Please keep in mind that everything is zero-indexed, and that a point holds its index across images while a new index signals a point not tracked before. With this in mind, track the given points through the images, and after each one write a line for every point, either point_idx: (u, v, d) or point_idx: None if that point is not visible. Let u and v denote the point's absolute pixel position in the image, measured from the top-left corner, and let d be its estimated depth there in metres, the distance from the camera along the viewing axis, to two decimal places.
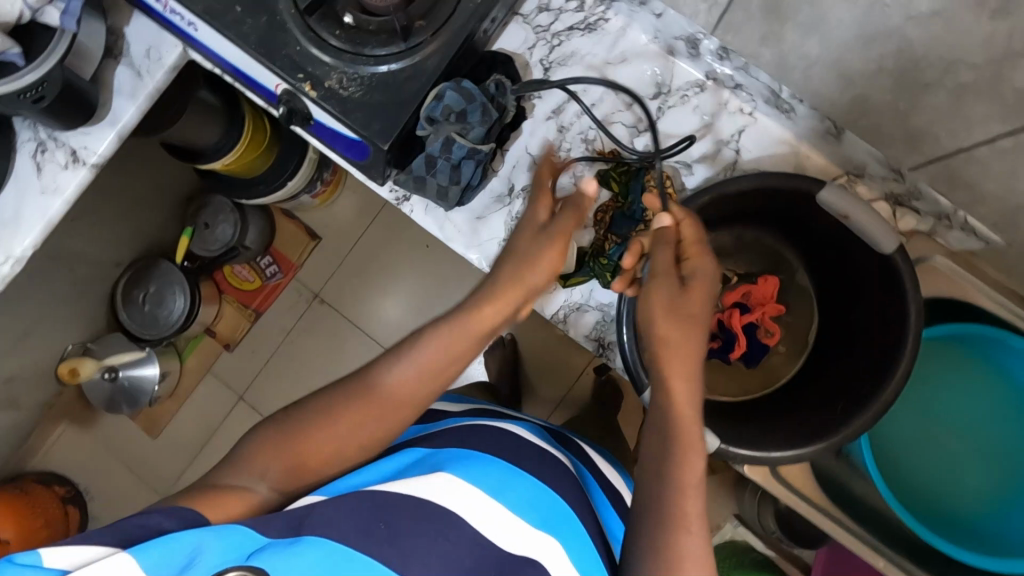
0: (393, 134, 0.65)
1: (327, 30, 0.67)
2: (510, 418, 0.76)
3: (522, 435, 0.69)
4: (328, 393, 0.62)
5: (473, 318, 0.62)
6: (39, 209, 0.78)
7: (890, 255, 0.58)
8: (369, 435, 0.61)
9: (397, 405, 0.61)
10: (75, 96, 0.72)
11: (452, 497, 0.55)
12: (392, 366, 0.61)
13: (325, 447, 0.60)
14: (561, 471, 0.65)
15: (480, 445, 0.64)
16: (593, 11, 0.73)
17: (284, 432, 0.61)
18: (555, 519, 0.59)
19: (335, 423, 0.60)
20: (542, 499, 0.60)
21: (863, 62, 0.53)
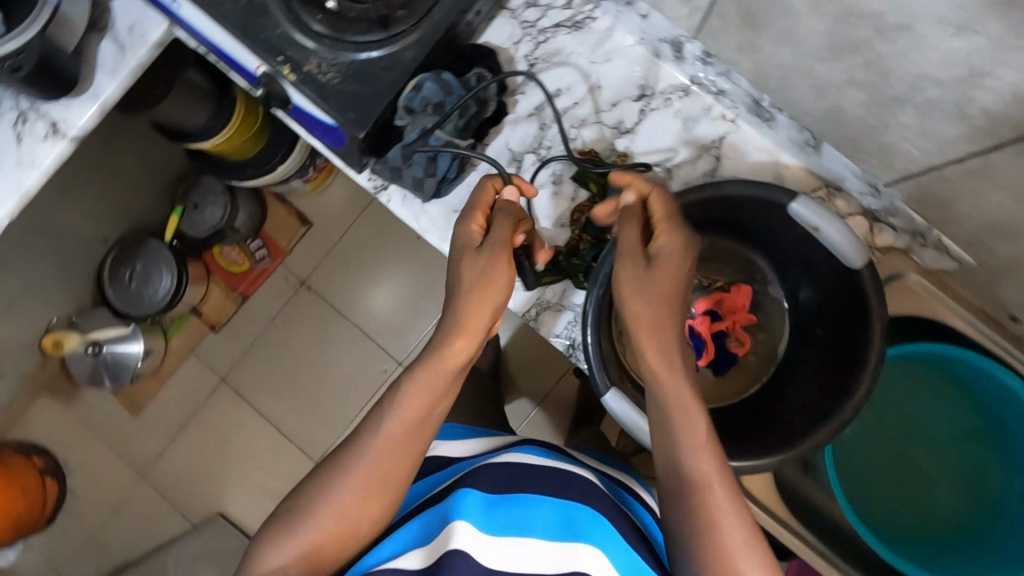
0: (369, 122, 0.64)
1: (309, 14, 0.66)
2: (510, 445, 0.76)
3: (527, 459, 0.70)
4: (323, 473, 0.60)
5: (450, 356, 0.59)
6: (16, 180, 0.77)
7: (858, 269, 0.58)
8: (381, 505, 0.60)
9: (396, 459, 0.59)
10: (56, 68, 0.72)
11: (480, 545, 0.57)
12: (380, 426, 0.59)
13: (342, 527, 0.58)
14: (589, 488, 0.66)
15: (484, 481, 0.64)
16: (581, 9, 0.73)
17: (295, 524, 0.58)
18: (583, 533, 0.61)
19: (341, 498, 0.58)
20: (566, 517, 0.62)
21: (834, 76, 0.52)
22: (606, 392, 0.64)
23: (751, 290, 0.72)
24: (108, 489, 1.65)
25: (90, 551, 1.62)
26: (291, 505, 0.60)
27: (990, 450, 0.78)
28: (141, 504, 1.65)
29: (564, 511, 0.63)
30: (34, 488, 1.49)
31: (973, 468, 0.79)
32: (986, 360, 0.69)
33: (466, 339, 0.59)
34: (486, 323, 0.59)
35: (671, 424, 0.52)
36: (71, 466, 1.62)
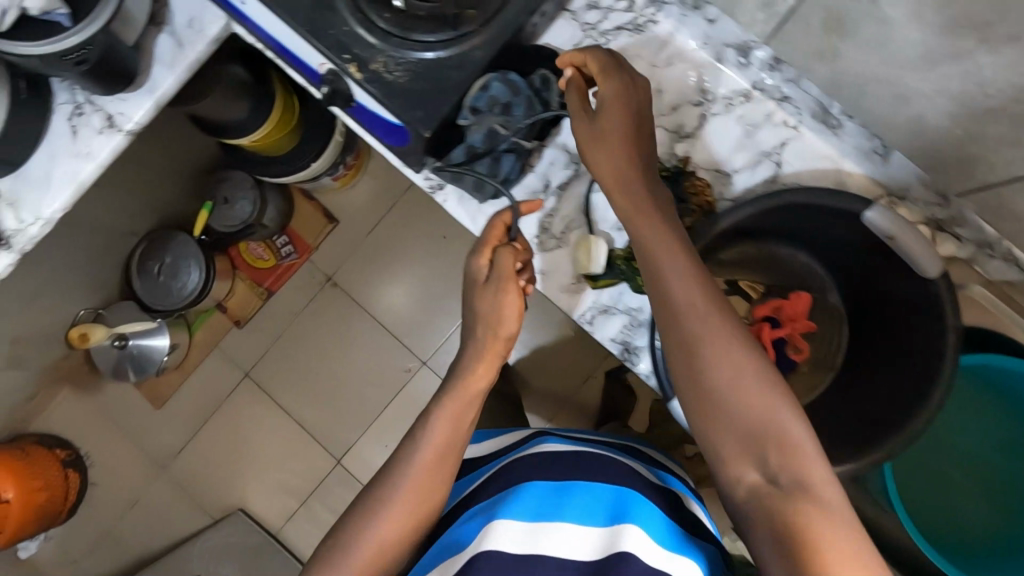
0: (435, 121, 0.64)
1: (376, 12, 0.66)
2: (537, 436, 0.80)
3: (555, 448, 0.74)
4: (364, 506, 0.66)
5: (474, 380, 0.68)
6: (71, 172, 0.78)
7: (931, 279, 0.58)
8: (425, 512, 0.66)
9: (431, 474, 0.66)
10: (118, 62, 0.72)
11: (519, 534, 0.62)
12: (414, 455, 0.66)
13: (389, 546, 0.64)
14: (621, 470, 0.71)
15: (516, 477, 0.69)
16: (642, 12, 0.72)
17: (345, 557, 0.63)
18: (622, 512, 0.64)
19: (387, 520, 0.64)
20: (602, 502, 0.66)
21: (924, 86, 0.52)
22: (672, 398, 0.64)
23: (809, 298, 0.70)
24: (128, 482, 1.64)
25: (109, 545, 1.61)
26: (336, 541, 0.65)
27: None
28: (161, 498, 1.65)
29: (599, 495, 0.66)
30: (57, 479, 1.49)
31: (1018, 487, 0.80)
32: None
33: (487, 364, 0.68)
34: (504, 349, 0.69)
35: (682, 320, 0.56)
36: (92, 458, 1.61)
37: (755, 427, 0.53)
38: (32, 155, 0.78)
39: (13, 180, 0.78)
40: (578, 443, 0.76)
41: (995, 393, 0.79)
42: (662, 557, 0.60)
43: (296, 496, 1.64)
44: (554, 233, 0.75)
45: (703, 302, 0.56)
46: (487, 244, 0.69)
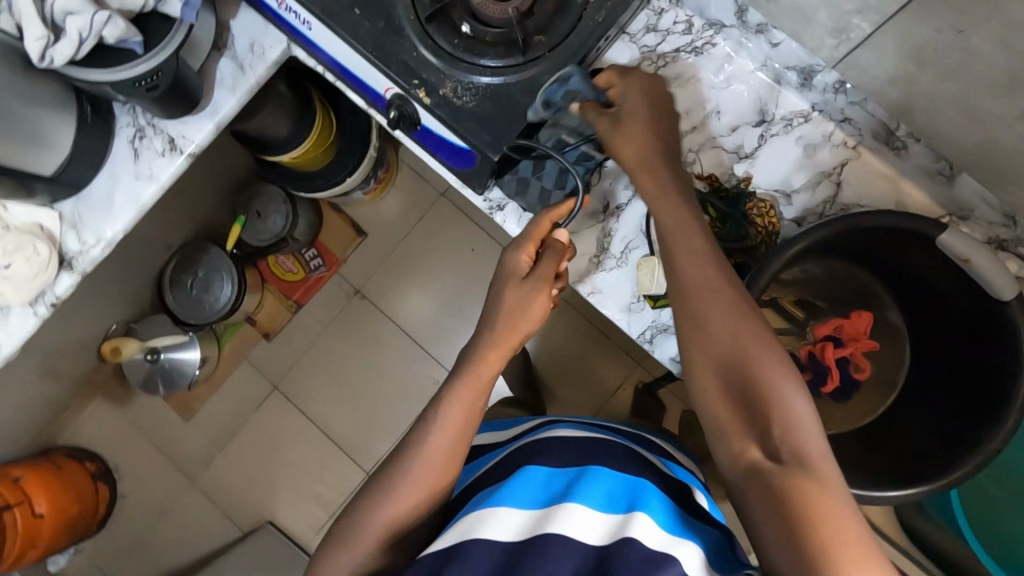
0: (503, 144, 0.65)
1: (443, 36, 0.67)
2: (548, 423, 0.79)
3: (566, 433, 0.73)
4: (376, 485, 0.65)
5: (483, 366, 0.66)
6: (133, 195, 0.79)
7: (1006, 301, 0.58)
8: (427, 497, 0.64)
9: (442, 458, 0.64)
10: (184, 87, 0.73)
11: (520, 524, 0.59)
12: (424, 437, 0.65)
13: (397, 526, 0.63)
14: (629, 458, 0.70)
15: (518, 461, 0.69)
16: (700, 35, 0.73)
17: (355, 532, 0.63)
18: (632, 500, 0.62)
19: (395, 500, 0.63)
20: (612, 490, 0.63)
21: (1001, 110, 0.55)
22: None
23: (872, 318, 0.69)
24: (156, 494, 1.64)
25: (138, 558, 1.61)
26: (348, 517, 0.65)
27: None
28: (189, 510, 1.64)
29: (608, 482, 0.64)
30: (87, 491, 1.50)
31: None
32: None
33: (499, 351, 0.66)
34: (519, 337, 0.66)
35: (694, 298, 0.58)
36: (120, 471, 1.62)
37: (756, 409, 0.54)
38: (95, 178, 0.79)
39: (75, 202, 0.79)
40: (589, 430, 0.75)
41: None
42: (670, 543, 0.58)
43: (325, 507, 1.64)
44: (613, 254, 0.75)
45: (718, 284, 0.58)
46: (530, 240, 0.66)
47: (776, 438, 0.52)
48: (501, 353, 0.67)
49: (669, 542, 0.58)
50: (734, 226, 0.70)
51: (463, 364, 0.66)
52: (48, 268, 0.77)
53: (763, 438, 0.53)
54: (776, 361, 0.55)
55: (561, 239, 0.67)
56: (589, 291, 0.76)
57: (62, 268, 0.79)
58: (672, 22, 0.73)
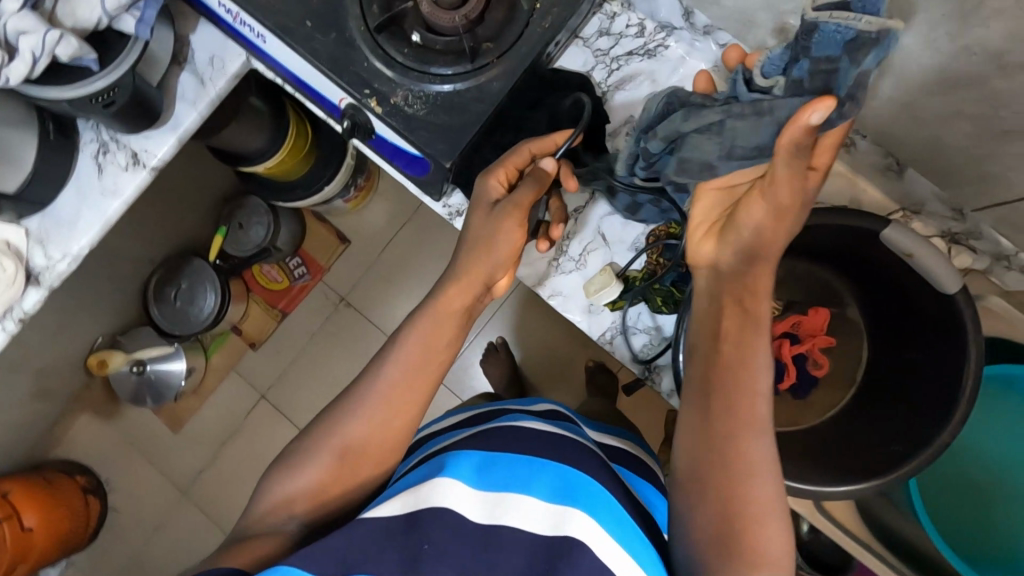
0: (459, 151, 0.66)
1: (395, 47, 0.67)
2: (510, 413, 0.77)
3: (527, 425, 0.71)
4: (336, 415, 0.66)
5: (447, 302, 0.67)
6: (97, 210, 0.80)
7: (952, 295, 0.58)
8: (378, 457, 0.65)
9: (401, 411, 0.66)
10: (144, 103, 0.74)
11: (472, 508, 0.59)
12: (387, 373, 0.66)
13: (346, 467, 0.64)
14: (591, 453, 0.67)
15: (484, 441, 0.67)
16: (653, 37, 0.74)
17: (304, 463, 0.64)
18: (573, 493, 0.60)
19: (351, 431, 0.64)
20: (565, 481, 0.62)
21: (939, 106, 0.54)
22: None
23: (830, 314, 0.70)
24: (147, 508, 1.64)
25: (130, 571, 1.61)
26: (303, 445, 0.66)
27: None
28: (180, 522, 1.63)
29: (556, 473, 0.63)
30: (78, 505, 1.50)
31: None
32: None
33: (461, 295, 0.67)
34: (483, 276, 0.65)
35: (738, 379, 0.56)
36: (113, 484, 1.62)
37: (732, 526, 0.53)
38: (60, 194, 0.80)
39: (41, 218, 0.80)
40: (553, 423, 0.72)
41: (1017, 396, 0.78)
42: (606, 548, 0.56)
43: None
44: (571, 256, 0.76)
45: (757, 402, 0.56)
46: (503, 166, 0.65)
47: (732, 531, 0.53)
48: (462, 300, 0.67)
49: (603, 542, 0.56)
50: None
51: (426, 307, 0.67)
52: (14, 284, 0.78)
53: (733, 557, 0.53)
54: (770, 480, 0.54)
55: (546, 168, 0.64)
56: (551, 294, 0.77)
57: (29, 283, 0.79)
58: (625, 25, 0.74)
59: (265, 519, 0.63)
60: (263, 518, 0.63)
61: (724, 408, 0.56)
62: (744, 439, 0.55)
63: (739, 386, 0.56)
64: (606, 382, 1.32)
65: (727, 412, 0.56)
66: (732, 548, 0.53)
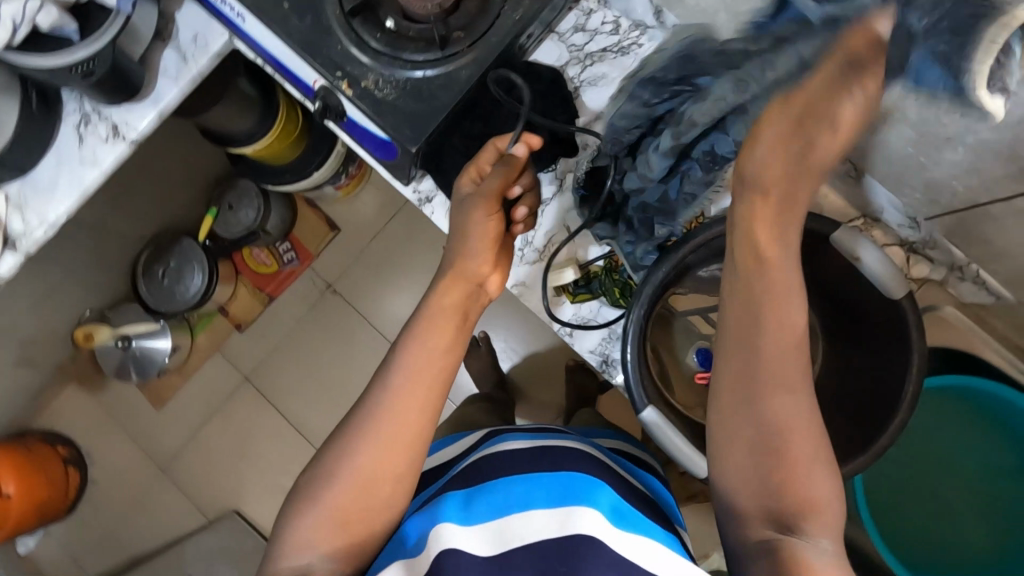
0: (424, 137, 0.67)
1: (369, 32, 0.69)
2: (499, 434, 0.77)
3: (510, 446, 0.71)
4: (339, 451, 0.61)
5: (446, 298, 0.65)
6: (75, 180, 0.81)
7: (897, 300, 0.60)
8: (394, 482, 0.61)
9: (415, 415, 0.62)
10: (122, 75, 0.75)
11: (481, 542, 0.59)
12: (390, 388, 0.62)
13: (366, 495, 0.60)
14: (590, 462, 0.68)
15: (480, 473, 0.67)
16: (627, 35, 0.75)
17: (317, 501, 0.60)
18: (576, 496, 0.61)
19: (365, 458, 0.60)
20: (572, 490, 0.62)
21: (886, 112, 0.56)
22: (644, 410, 0.67)
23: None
24: (125, 482, 1.65)
25: (105, 544, 1.61)
26: (313, 487, 0.61)
27: None
28: (160, 498, 1.64)
29: (554, 484, 0.63)
30: (56, 474, 1.52)
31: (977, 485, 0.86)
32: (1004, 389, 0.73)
33: (457, 291, 0.66)
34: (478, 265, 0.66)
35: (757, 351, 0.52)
36: (93, 456, 1.64)
37: (774, 487, 0.52)
38: (40, 161, 0.81)
39: (20, 184, 0.81)
40: (538, 437, 0.73)
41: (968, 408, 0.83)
42: (631, 553, 0.56)
43: None
44: (536, 246, 0.77)
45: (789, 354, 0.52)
46: (472, 163, 0.66)
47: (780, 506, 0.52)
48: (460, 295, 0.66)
49: (619, 537, 0.57)
50: (644, 253, 0.72)
51: (422, 311, 0.65)
52: None
53: (785, 517, 0.51)
54: (806, 436, 0.52)
55: (517, 154, 0.63)
56: (515, 284, 0.78)
57: (5, 247, 0.81)
58: (600, 22, 0.75)
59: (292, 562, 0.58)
60: (291, 561, 0.59)
61: (750, 376, 0.53)
62: (770, 398, 0.52)
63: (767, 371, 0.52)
64: (584, 381, 1.32)
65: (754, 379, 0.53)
66: (779, 507, 0.52)
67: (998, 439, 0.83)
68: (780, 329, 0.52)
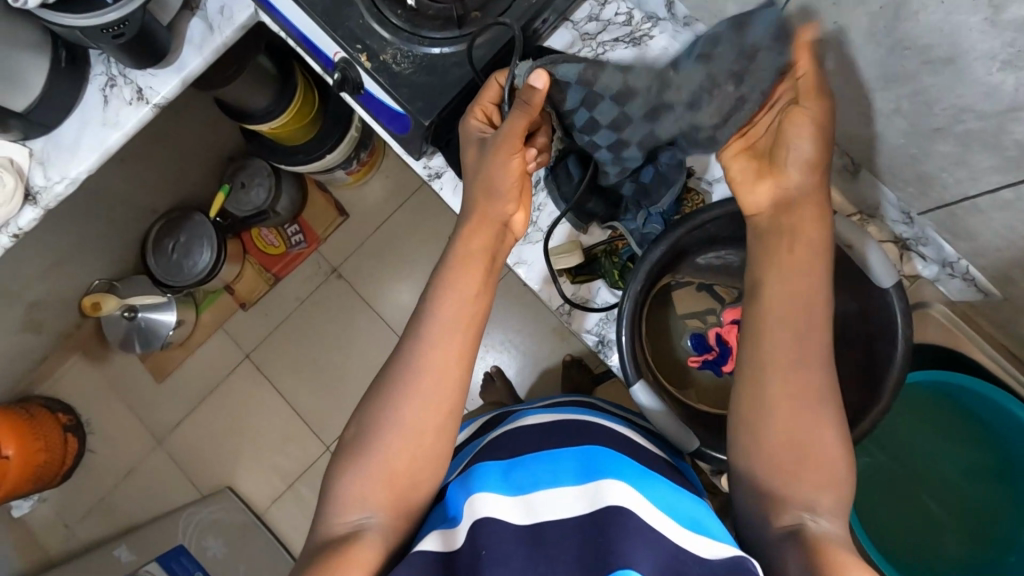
0: (436, 111, 0.70)
1: (390, 8, 0.72)
2: (515, 414, 0.79)
3: (535, 421, 0.72)
4: (378, 414, 0.61)
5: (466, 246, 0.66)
6: (97, 139, 0.84)
7: (887, 288, 0.63)
8: (435, 441, 0.60)
9: (448, 370, 0.61)
10: (150, 39, 0.78)
11: (513, 511, 0.58)
12: (421, 348, 0.62)
13: (409, 451, 0.59)
14: (612, 438, 0.68)
15: (503, 451, 0.67)
16: (639, 27, 0.77)
17: (360, 464, 0.60)
18: (600, 469, 0.61)
19: (409, 416, 0.60)
20: (597, 460, 0.62)
21: (881, 104, 0.58)
22: (635, 384, 0.69)
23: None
24: (121, 454, 1.66)
25: (98, 515, 1.63)
26: (357, 449, 0.60)
27: (1008, 492, 0.87)
28: (155, 470, 1.65)
29: (589, 455, 0.63)
30: (55, 440, 1.54)
31: (958, 483, 0.89)
32: (981, 386, 0.77)
33: (483, 238, 0.66)
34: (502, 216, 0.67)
35: (779, 324, 0.58)
36: (92, 425, 1.66)
37: (780, 465, 0.54)
38: (65, 120, 0.84)
39: (45, 141, 0.84)
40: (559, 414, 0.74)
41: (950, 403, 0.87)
42: (671, 527, 0.55)
43: (284, 479, 1.63)
44: (540, 227, 0.79)
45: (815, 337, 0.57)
46: (477, 104, 0.67)
47: (796, 474, 0.54)
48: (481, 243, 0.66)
49: (645, 504, 0.56)
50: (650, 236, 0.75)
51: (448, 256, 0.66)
52: (12, 200, 0.82)
53: (801, 485, 0.53)
54: (812, 401, 0.56)
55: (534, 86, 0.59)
56: (517, 262, 0.80)
57: (26, 201, 0.84)
58: (614, 13, 0.78)
59: (342, 525, 0.57)
60: (340, 522, 0.58)
61: (773, 344, 0.58)
62: (789, 364, 0.56)
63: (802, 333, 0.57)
64: (579, 376, 1.33)
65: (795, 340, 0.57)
66: (794, 477, 0.54)
67: (967, 438, 0.88)
68: (802, 319, 0.58)
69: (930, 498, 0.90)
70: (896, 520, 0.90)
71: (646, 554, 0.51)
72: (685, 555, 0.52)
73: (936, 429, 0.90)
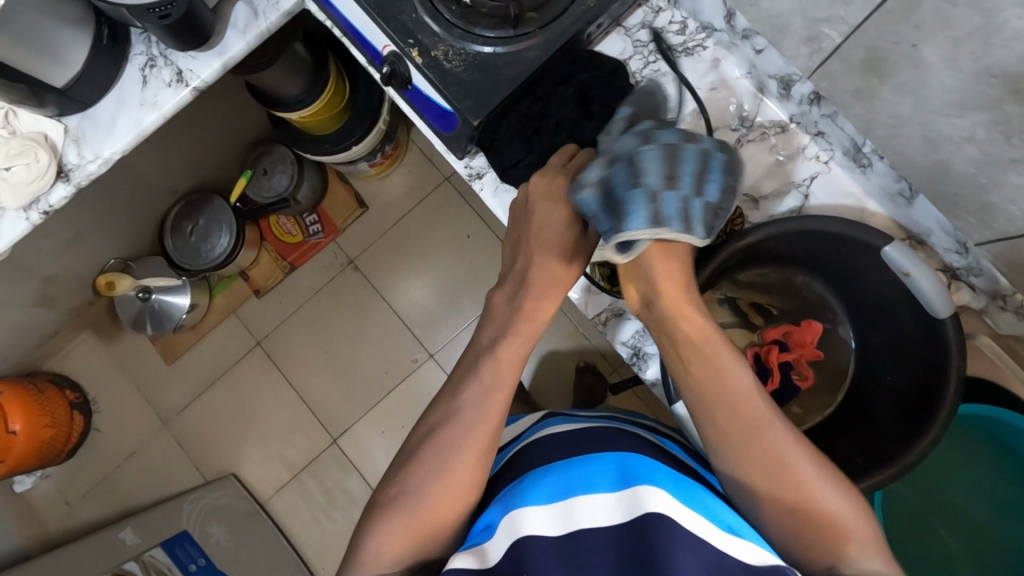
0: (484, 111, 0.70)
1: (444, 4, 0.71)
2: (543, 420, 0.77)
3: (561, 429, 0.71)
4: (420, 459, 0.61)
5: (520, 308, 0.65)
6: (134, 119, 0.82)
7: (942, 318, 0.64)
8: (466, 486, 0.60)
9: (487, 419, 0.62)
10: (196, 21, 0.76)
11: (548, 523, 0.55)
12: (467, 407, 0.62)
13: (443, 500, 0.59)
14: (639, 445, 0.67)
15: (538, 459, 0.66)
16: (693, 37, 0.76)
17: (392, 516, 0.59)
18: (636, 474, 0.58)
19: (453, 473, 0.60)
20: (628, 468, 0.60)
21: (952, 131, 0.57)
22: (677, 401, 0.67)
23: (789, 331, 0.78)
24: (125, 435, 1.65)
25: (99, 494, 1.62)
26: (391, 495, 0.60)
27: None
28: (160, 453, 1.64)
29: (626, 462, 0.61)
30: (62, 418, 1.53)
31: (985, 516, 0.88)
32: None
33: (552, 301, 0.66)
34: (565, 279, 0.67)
35: (714, 403, 0.60)
36: (99, 404, 1.65)
37: (806, 538, 0.56)
38: (101, 99, 0.83)
39: (81, 119, 0.83)
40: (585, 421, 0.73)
41: (989, 435, 0.86)
42: (707, 529, 0.53)
43: (289, 469, 1.62)
44: None
45: (759, 430, 0.58)
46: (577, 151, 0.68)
47: (814, 537, 0.55)
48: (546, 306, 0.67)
49: (681, 507, 0.54)
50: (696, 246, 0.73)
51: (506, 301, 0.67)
52: (45, 176, 0.81)
53: (818, 539, 0.55)
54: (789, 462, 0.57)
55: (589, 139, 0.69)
56: None
57: (59, 178, 0.83)
58: (668, 21, 0.76)
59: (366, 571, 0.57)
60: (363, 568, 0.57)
61: (722, 430, 0.60)
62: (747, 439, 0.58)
63: (732, 410, 0.59)
64: (593, 384, 1.31)
65: (738, 421, 0.59)
66: (815, 535, 0.55)
67: (1008, 469, 0.87)
68: (727, 393, 0.60)
69: (952, 525, 0.89)
70: (911, 541, 0.91)
71: (687, 560, 0.49)
72: (729, 559, 0.50)
73: (970, 458, 0.89)
